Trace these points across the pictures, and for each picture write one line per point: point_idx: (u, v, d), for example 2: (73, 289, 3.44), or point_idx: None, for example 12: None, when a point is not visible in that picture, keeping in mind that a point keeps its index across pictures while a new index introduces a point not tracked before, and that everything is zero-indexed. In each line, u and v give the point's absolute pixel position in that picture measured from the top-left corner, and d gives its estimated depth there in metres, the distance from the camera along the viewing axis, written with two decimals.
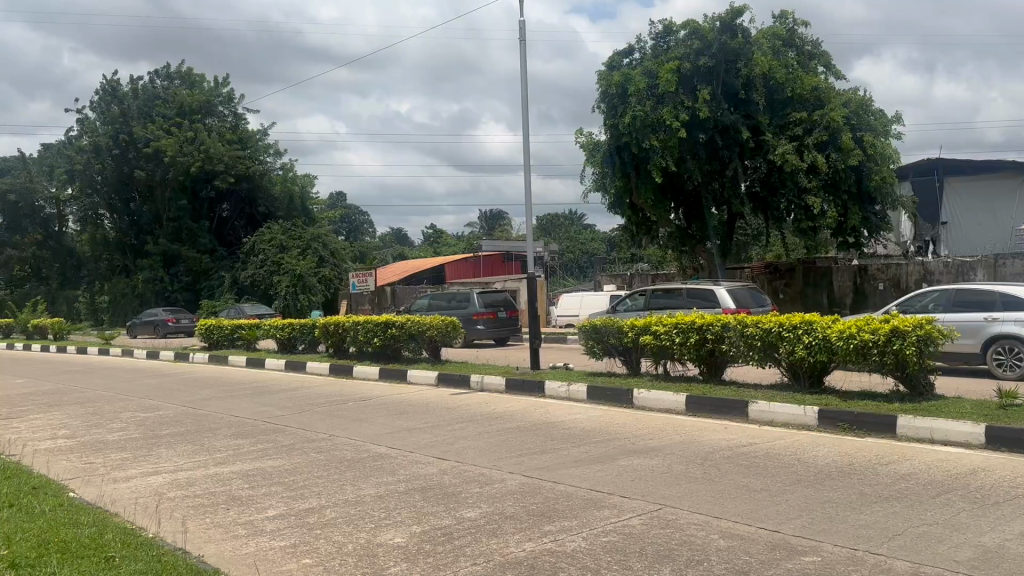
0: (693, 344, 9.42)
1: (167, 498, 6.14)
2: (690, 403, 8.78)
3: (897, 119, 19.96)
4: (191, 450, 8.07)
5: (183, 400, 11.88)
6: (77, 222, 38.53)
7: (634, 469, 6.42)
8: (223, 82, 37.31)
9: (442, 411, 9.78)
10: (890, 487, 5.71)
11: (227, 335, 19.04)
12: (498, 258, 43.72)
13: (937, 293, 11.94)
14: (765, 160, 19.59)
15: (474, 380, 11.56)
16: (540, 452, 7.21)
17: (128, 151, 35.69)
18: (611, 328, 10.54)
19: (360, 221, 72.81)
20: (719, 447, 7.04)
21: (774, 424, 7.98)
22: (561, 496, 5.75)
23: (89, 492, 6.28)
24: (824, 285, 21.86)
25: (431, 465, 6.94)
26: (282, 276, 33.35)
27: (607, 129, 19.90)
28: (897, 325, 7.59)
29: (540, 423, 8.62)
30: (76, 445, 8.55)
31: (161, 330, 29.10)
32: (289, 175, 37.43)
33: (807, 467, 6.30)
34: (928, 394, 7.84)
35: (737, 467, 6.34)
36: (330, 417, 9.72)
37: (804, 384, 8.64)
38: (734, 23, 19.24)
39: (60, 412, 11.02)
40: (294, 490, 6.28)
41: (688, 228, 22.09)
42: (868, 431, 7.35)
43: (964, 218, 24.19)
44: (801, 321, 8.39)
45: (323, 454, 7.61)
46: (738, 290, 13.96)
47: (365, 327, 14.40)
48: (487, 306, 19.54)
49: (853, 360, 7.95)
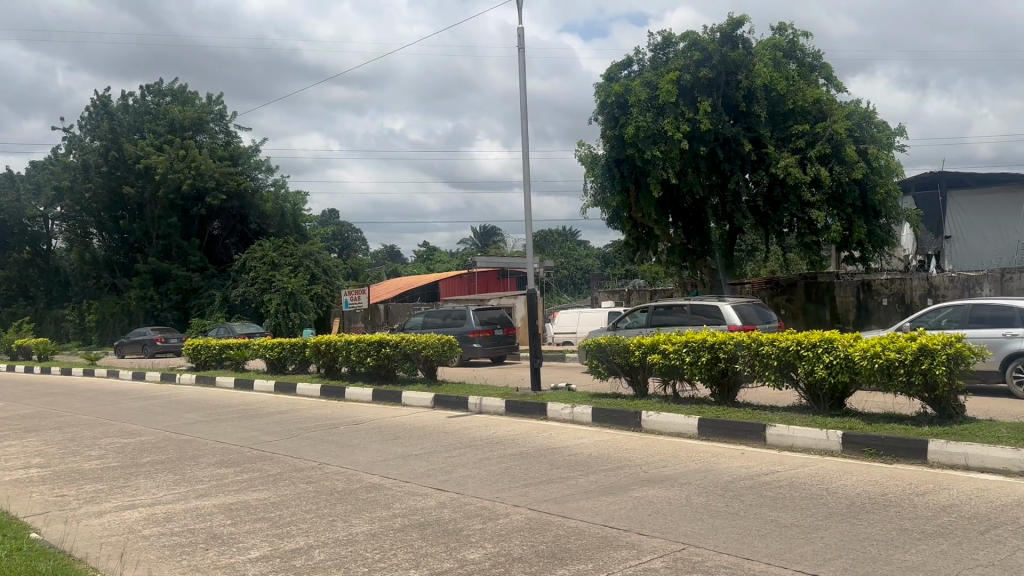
0: (705, 364, 8.90)
1: (141, 537, 5.62)
2: (703, 428, 8.30)
3: (902, 131, 19.64)
4: (171, 480, 7.52)
5: (166, 425, 11.31)
6: (66, 240, 38.00)
7: (650, 502, 5.91)
8: (216, 99, 36.85)
9: (438, 435, 9.26)
10: (932, 521, 5.21)
11: (214, 354, 18.46)
12: (493, 275, 43.22)
13: (952, 309, 11.50)
14: (767, 172, 19.18)
15: (472, 403, 11.05)
16: (546, 482, 6.70)
17: (117, 167, 35.02)
18: (615, 347, 10.03)
19: (354, 238, 72.45)
20: (740, 476, 6.54)
21: (794, 449, 7.50)
22: (572, 533, 5.24)
23: (54, 533, 5.73)
24: (827, 300, 21.36)
25: (428, 497, 6.41)
26: (274, 295, 32.79)
27: (607, 141, 19.49)
28: (925, 343, 7.13)
29: (544, 449, 8.12)
30: (50, 475, 8.02)
31: (148, 350, 28.55)
32: (281, 192, 36.96)
33: (838, 498, 5.81)
34: (958, 416, 7.37)
35: (762, 499, 5.83)
36: (320, 443, 9.19)
37: (825, 406, 8.16)
38: (733, 34, 19.00)
39: (36, 439, 10.43)
40: (281, 527, 5.76)
41: (688, 244, 21.56)
42: (895, 456, 6.88)
43: (967, 232, 23.91)
44: (820, 339, 7.93)
45: (312, 485, 7.08)
46: (743, 306, 13.55)
47: (357, 345, 13.85)
48: (483, 323, 19.04)
49: (878, 381, 7.46)
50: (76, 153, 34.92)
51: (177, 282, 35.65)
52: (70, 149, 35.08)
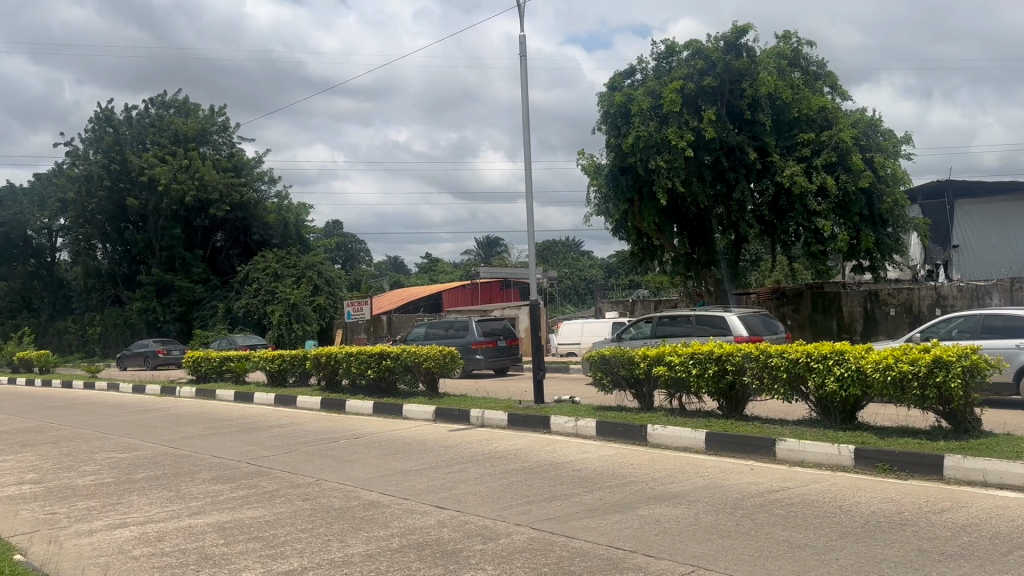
0: (712, 376, 8.69)
1: (130, 558, 5.42)
2: (710, 441, 8.09)
3: (908, 139, 19.49)
4: (165, 498, 7.32)
5: (164, 439, 11.12)
6: (70, 252, 37.93)
7: (658, 521, 5.69)
8: (219, 110, 36.82)
9: (438, 450, 9.05)
10: (952, 542, 4.98)
11: (215, 367, 18.27)
12: (497, 286, 43.04)
13: (963, 320, 11.27)
14: (772, 182, 19.00)
15: (474, 415, 10.85)
16: (549, 499, 6.48)
17: (120, 179, 34.93)
18: (620, 359, 9.84)
19: (357, 249, 72.34)
20: (750, 493, 6.32)
21: (805, 464, 7.29)
22: (576, 555, 5.04)
23: (40, 554, 5.54)
24: (833, 310, 21.13)
25: (428, 516, 6.21)
26: (276, 306, 32.63)
27: (610, 150, 19.30)
28: (940, 355, 6.93)
29: (548, 464, 7.91)
30: (43, 491, 7.83)
31: (150, 363, 28.39)
32: (284, 203, 36.90)
33: (852, 516, 5.59)
34: (975, 431, 7.14)
35: (774, 518, 5.62)
36: (319, 458, 9.00)
37: (837, 420, 7.94)
38: (738, 42, 18.85)
39: (31, 453, 10.24)
40: (275, 548, 5.55)
41: (692, 254, 21.33)
42: (910, 472, 6.68)
43: (976, 242, 23.72)
44: (830, 351, 7.73)
45: (308, 502, 6.89)
46: (750, 316, 13.31)
47: (358, 357, 13.65)
48: (486, 334, 18.84)
49: (891, 395, 7.25)
50: (79, 165, 34.84)
51: (180, 293, 35.50)
52: (74, 161, 34.99)
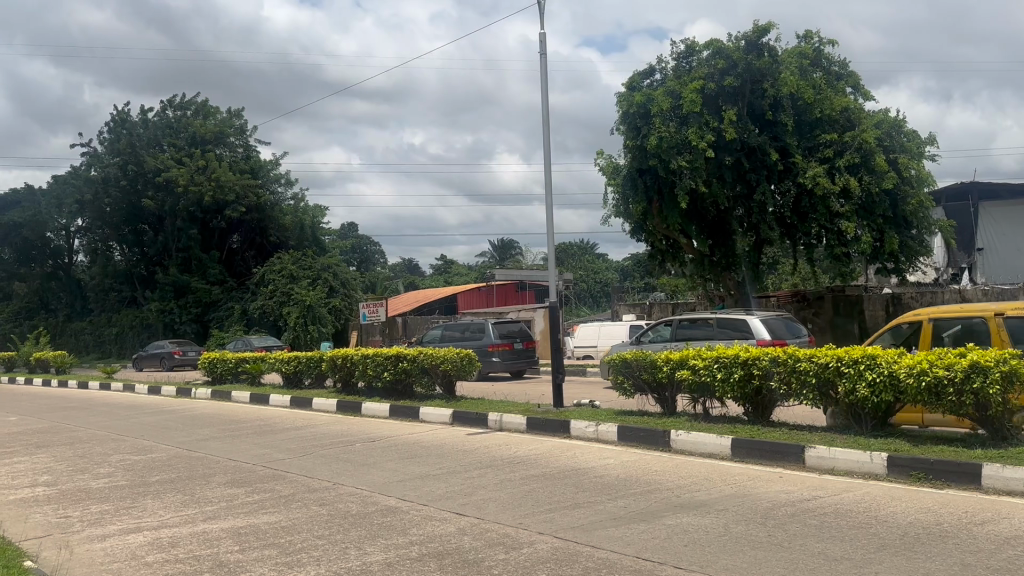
0: (737, 381, 8.47)
1: (143, 565, 5.27)
2: (737, 448, 7.87)
3: (932, 140, 19.20)
4: (179, 502, 7.19)
5: (179, 441, 11.02)
6: (87, 253, 38.04)
7: (686, 531, 5.49)
8: (236, 113, 36.84)
9: (457, 454, 8.90)
10: (997, 556, 4.76)
11: (230, 369, 18.19)
12: (512, 288, 42.88)
13: None
14: (794, 183, 18.71)
15: (492, 419, 10.67)
16: (572, 506, 6.30)
17: (136, 180, 34.95)
18: (642, 363, 9.61)
19: (372, 251, 72.33)
20: (780, 503, 6.11)
21: (835, 472, 7.07)
22: (602, 566, 4.85)
23: (50, 561, 5.40)
24: (855, 314, 20.82)
25: (448, 523, 6.04)
26: (292, 308, 32.55)
27: (628, 150, 19.08)
28: (977, 360, 6.68)
29: (569, 470, 7.74)
30: (56, 494, 7.72)
31: (166, 364, 28.42)
32: (300, 205, 36.90)
33: (889, 528, 5.36)
34: (1014, 438, 6.87)
35: (807, 530, 5.40)
36: (335, 462, 8.85)
37: (869, 425, 7.72)
38: (759, 42, 18.63)
39: (44, 455, 10.15)
40: (290, 555, 5.39)
41: (712, 256, 21.01)
42: (946, 480, 6.44)
43: (1001, 244, 23.37)
44: (862, 355, 7.50)
45: (325, 507, 6.72)
46: (773, 320, 13.06)
47: (374, 359, 13.49)
48: (503, 336, 18.66)
49: (925, 401, 7.02)
50: (96, 167, 34.88)
51: (196, 294, 35.51)
52: (90, 163, 35.04)
